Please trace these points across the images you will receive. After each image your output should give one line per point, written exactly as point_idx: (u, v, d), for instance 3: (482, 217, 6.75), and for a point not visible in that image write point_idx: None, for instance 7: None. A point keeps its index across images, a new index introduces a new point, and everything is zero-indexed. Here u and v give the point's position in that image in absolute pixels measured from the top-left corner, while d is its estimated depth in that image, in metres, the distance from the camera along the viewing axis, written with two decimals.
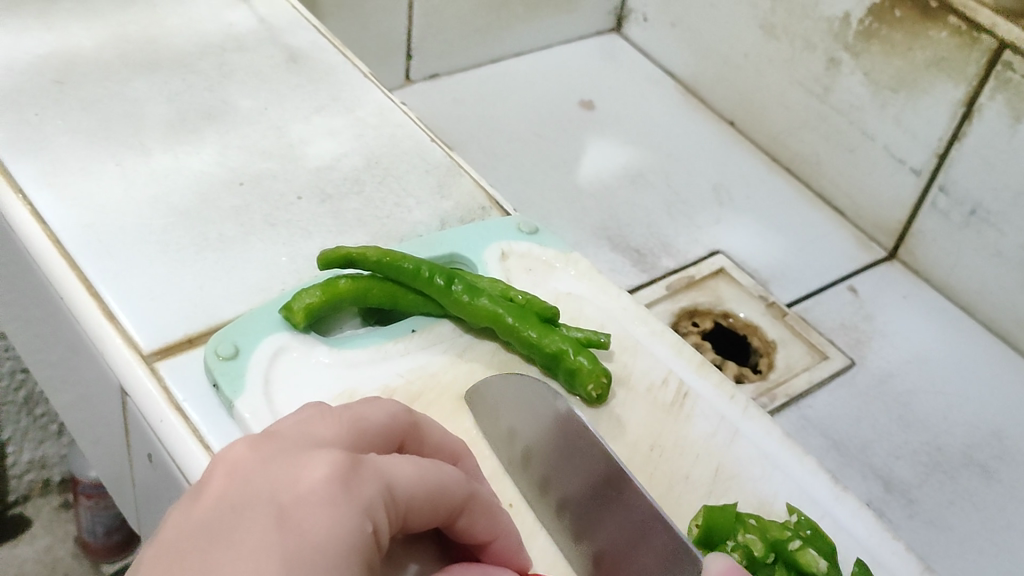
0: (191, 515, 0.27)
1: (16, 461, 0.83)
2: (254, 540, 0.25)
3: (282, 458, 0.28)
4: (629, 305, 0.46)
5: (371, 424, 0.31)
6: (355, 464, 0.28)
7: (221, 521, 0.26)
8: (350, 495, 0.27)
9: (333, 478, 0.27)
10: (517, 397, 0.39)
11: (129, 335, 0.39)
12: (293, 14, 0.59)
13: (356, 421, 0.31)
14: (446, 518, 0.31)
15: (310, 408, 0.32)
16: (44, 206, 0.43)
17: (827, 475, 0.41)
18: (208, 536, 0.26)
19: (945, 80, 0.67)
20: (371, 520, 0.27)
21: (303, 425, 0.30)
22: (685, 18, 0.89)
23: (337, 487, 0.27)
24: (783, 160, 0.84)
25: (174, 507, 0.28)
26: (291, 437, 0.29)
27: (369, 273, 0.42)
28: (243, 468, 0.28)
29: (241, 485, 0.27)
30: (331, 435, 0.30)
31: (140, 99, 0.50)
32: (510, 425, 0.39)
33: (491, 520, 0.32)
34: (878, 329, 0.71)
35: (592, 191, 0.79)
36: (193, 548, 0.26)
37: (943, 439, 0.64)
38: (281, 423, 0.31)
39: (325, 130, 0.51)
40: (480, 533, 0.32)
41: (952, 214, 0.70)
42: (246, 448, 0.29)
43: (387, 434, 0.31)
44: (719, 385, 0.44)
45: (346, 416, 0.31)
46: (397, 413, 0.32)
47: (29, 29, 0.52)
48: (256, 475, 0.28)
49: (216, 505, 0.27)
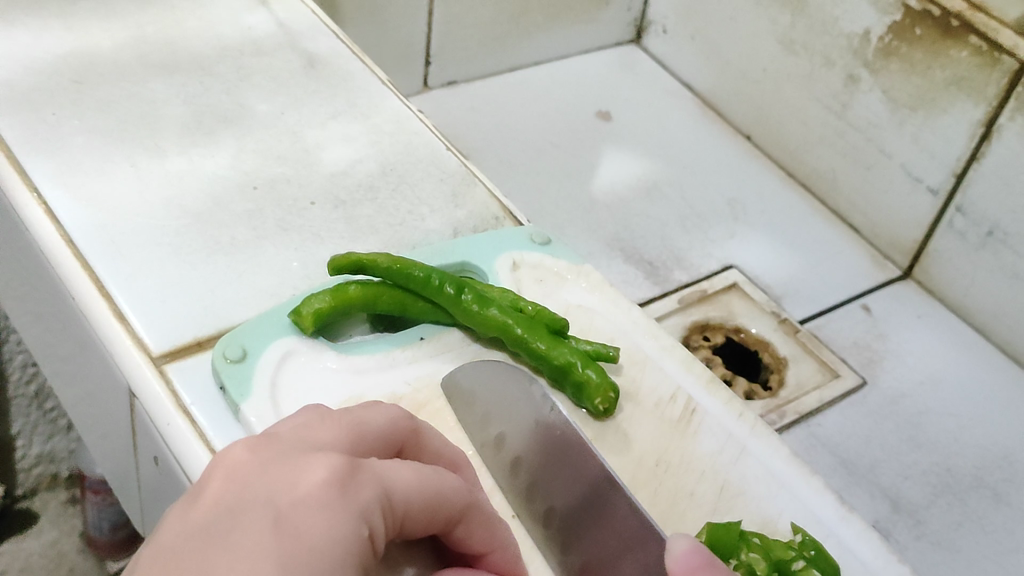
0: (188, 515, 0.27)
1: (24, 455, 0.87)
2: (252, 541, 0.25)
3: (281, 460, 0.28)
4: (639, 318, 0.46)
5: (371, 428, 0.31)
6: (354, 469, 0.28)
7: (218, 522, 0.26)
8: (347, 500, 0.27)
9: (331, 482, 0.27)
10: (499, 400, 0.40)
11: (139, 336, 0.39)
12: (312, 19, 0.59)
13: (356, 424, 0.31)
14: (443, 527, 0.31)
15: (310, 410, 0.31)
16: (58, 206, 0.43)
17: (834, 494, 0.41)
18: (205, 535, 0.26)
19: (964, 100, 0.66)
20: (366, 525, 0.27)
21: (303, 427, 0.30)
22: (704, 31, 0.89)
23: (334, 492, 0.27)
24: (799, 176, 0.83)
25: (171, 506, 0.28)
26: (290, 438, 0.29)
27: (379, 280, 0.42)
28: (243, 469, 0.28)
29: (240, 487, 0.27)
30: (331, 439, 0.30)
31: (156, 101, 0.50)
32: (499, 431, 0.39)
33: (487, 530, 0.32)
34: (890, 348, 0.71)
35: (607, 202, 0.79)
36: (190, 547, 0.25)
37: (954, 461, 0.63)
38: (281, 425, 0.31)
39: (341, 136, 0.51)
40: (476, 542, 0.32)
41: (969, 234, 0.69)
42: (246, 449, 0.29)
43: (385, 439, 0.31)
44: (728, 402, 0.43)
45: (347, 419, 0.31)
46: (397, 418, 0.32)
47: (49, 29, 0.53)
48: (255, 476, 0.27)
49: (213, 506, 0.27)
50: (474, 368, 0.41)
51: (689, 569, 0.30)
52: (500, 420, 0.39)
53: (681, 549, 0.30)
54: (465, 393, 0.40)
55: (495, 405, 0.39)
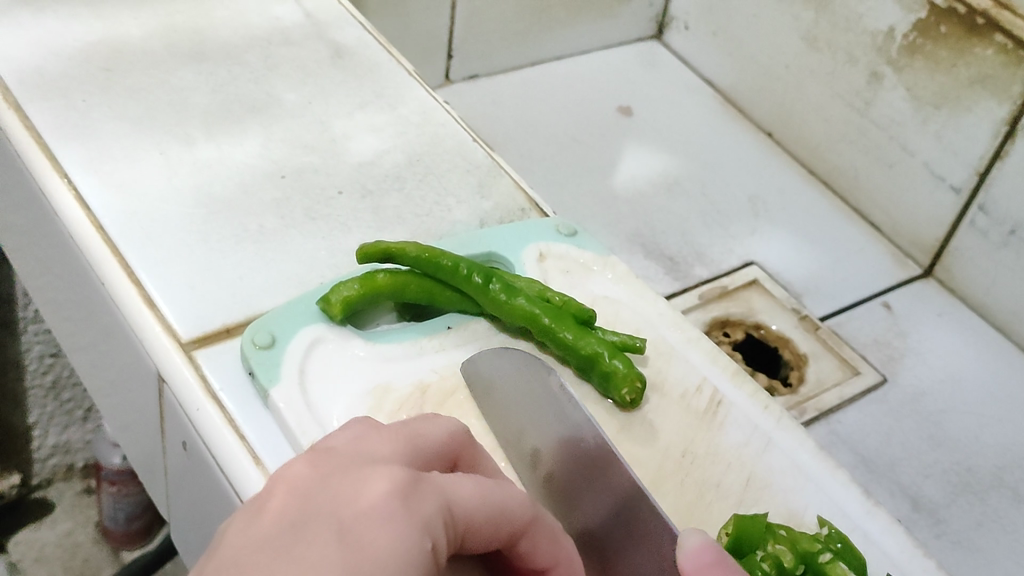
0: (247, 530, 0.26)
1: (41, 445, 0.86)
2: (315, 554, 0.24)
3: (341, 473, 0.27)
4: (665, 311, 0.46)
5: (428, 440, 0.30)
6: (417, 481, 0.27)
7: (280, 535, 0.25)
8: (410, 511, 0.26)
9: (395, 493, 0.26)
10: (518, 392, 0.39)
11: (168, 322, 0.39)
12: (340, 10, 0.59)
13: (413, 436, 0.30)
14: (505, 541, 0.30)
15: (366, 422, 0.31)
16: (88, 191, 0.44)
17: (859, 488, 0.41)
18: (267, 549, 0.25)
19: (988, 98, 0.66)
20: (430, 537, 0.26)
21: (360, 440, 0.29)
22: (726, 27, 0.89)
23: (398, 502, 0.26)
24: (821, 174, 0.83)
25: (229, 519, 0.27)
26: (348, 453, 0.28)
27: (407, 269, 0.42)
28: (303, 483, 0.27)
29: (301, 500, 0.26)
30: (389, 451, 0.29)
31: (184, 89, 0.51)
32: (519, 425, 0.38)
33: (553, 545, 0.31)
34: (911, 347, 0.71)
35: (628, 197, 0.79)
36: (253, 555, 0.24)
37: (974, 460, 0.63)
38: (336, 437, 0.30)
39: (368, 126, 0.52)
40: (539, 558, 0.31)
41: (992, 233, 0.69)
42: (305, 464, 0.28)
43: (441, 452, 0.31)
44: (753, 395, 0.43)
45: (403, 431, 0.30)
46: (453, 431, 0.31)
47: (78, 16, 0.53)
48: (316, 491, 0.26)
49: (275, 521, 0.26)
50: (500, 361, 0.40)
51: (701, 564, 0.29)
52: (519, 414, 0.38)
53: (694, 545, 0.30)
54: (486, 385, 0.40)
55: (515, 397, 0.39)
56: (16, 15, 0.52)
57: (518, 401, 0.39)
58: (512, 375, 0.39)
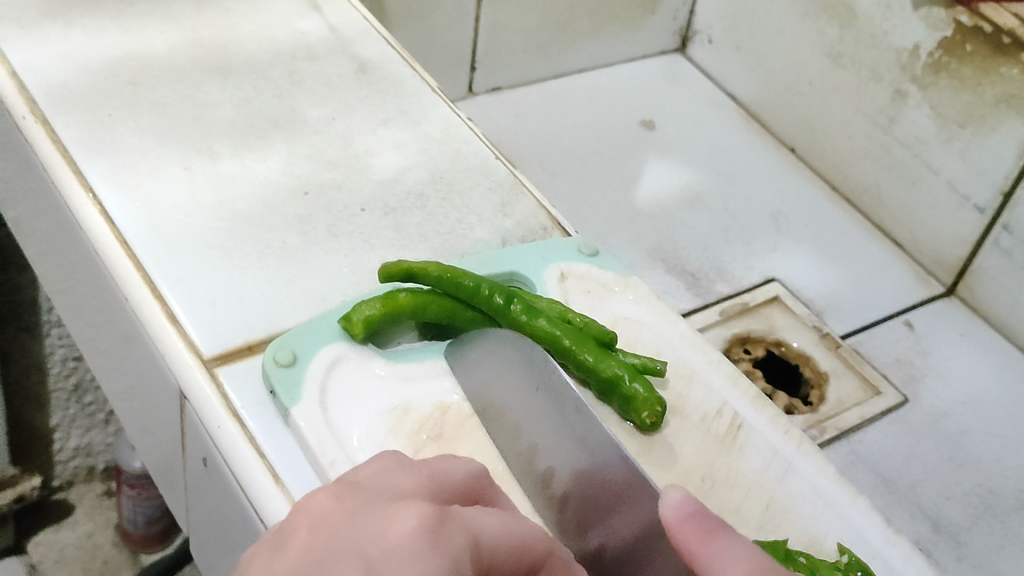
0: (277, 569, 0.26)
1: (62, 448, 0.86)
2: None
3: (367, 511, 0.27)
4: (686, 332, 0.46)
5: (449, 477, 0.30)
6: (444, 517, 0.27)
7: None
8: (439, 546, 0.26)
9: (422, 529, 0.26)
10: (528, 411, 0.38)
11: (191, 339, 0.40)
12: (364, 25, 0.60)
13: (435, 474, 0.30)
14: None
15: (388, 460, 0.31)
16: (113, 207, 0.44)
17: (879, 516, 0.41)
18: None
19: (1015, 118, 0.66)
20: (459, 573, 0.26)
21: (384, 477, 0.29)
22: (750, 41, 0.89)
23: (426, 539, 0.26)
24: (843, 190, 0.83)
25: (254, 558, 0.27)
26: (372, 488, 0.29)
27: (429, 288, 0.43)
28: (329, 522, 0.27)
29: (328, 540, 0.26)
30: (413, 487, 0.29)
31: (210, 104, 0.51)
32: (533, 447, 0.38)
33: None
34: (933, 366, 0.70)
35: (649, 212, 0.79)
36: None
37: (996, 482, 0.63)
38: (359, 474, 0.30)
39: (392, 143, 0.52)
40: None
41: (1015, 252, 0.69)
42: (329, 500, 0.28)
43: (464, 489, 0.31)
44: (774, 419, 0.43)
45: (425, 469, 0.30)
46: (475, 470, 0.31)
47: (105, 30, 0.53)
48: (343, 530, 0.26)
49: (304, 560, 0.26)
50: (505, 378, 0.39)
51: (685, 517, 0.28)
52: (533, 434, 0.38)
53: (675, 498, 0.29)
54: (499, 410, 0.39)
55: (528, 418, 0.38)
56: (44, 29, 0.52)
57: (530, 422, 0.38)
58: (515, 387, 0.39)
